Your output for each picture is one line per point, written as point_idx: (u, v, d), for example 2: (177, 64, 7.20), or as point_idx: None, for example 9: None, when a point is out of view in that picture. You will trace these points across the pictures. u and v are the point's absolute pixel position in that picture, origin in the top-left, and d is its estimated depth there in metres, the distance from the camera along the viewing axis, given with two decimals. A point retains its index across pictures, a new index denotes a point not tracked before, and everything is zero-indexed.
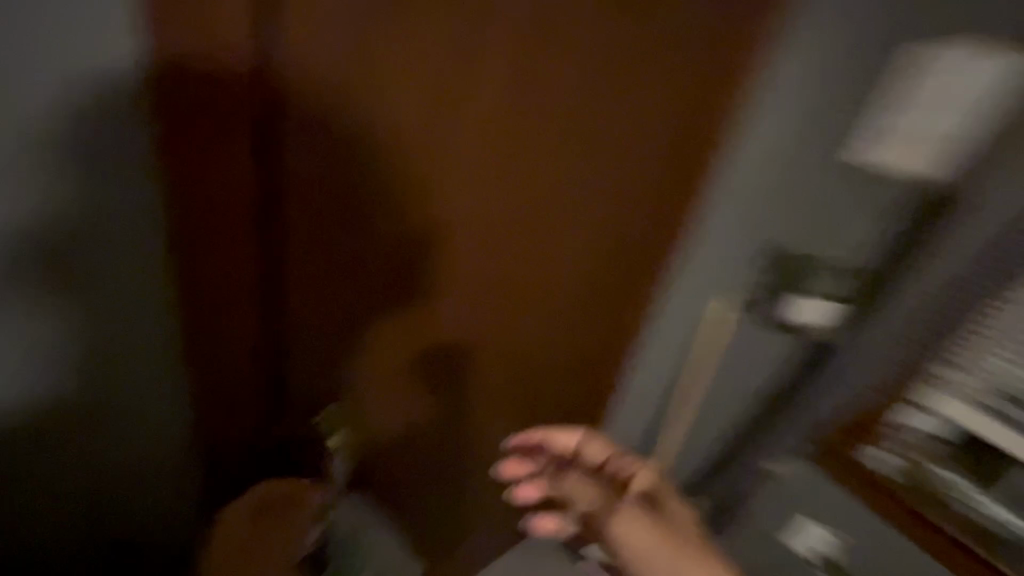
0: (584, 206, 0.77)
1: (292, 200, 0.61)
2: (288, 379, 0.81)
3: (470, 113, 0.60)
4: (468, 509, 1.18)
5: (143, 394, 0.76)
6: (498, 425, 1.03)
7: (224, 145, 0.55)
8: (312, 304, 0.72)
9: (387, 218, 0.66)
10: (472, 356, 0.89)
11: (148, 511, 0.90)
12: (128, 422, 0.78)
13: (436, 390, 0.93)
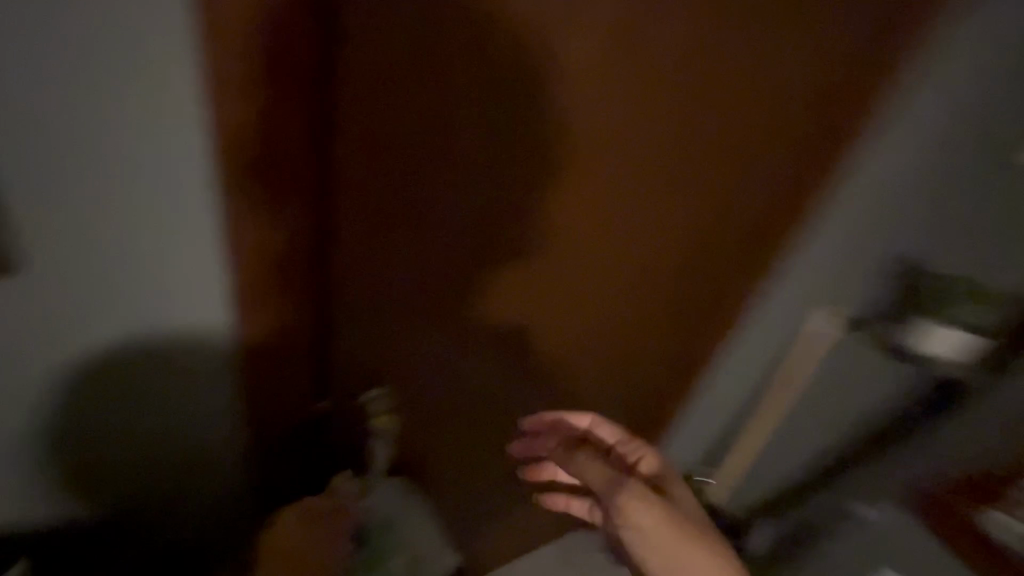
0: (702, 231, 0.64)
1: (349, 233, 0.51)
2: (339, 415, 0.71)
3: (589, 139, 0.50)
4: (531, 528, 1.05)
5: (197, 441, 0.66)
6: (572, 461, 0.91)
7: (269, 176, 0.43)
8: (372, 335, 0.62)
9: (465, 260, 0.55)
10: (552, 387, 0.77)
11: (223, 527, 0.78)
12: (177, 461, 0.68)
13: (514, 432, 0.81)
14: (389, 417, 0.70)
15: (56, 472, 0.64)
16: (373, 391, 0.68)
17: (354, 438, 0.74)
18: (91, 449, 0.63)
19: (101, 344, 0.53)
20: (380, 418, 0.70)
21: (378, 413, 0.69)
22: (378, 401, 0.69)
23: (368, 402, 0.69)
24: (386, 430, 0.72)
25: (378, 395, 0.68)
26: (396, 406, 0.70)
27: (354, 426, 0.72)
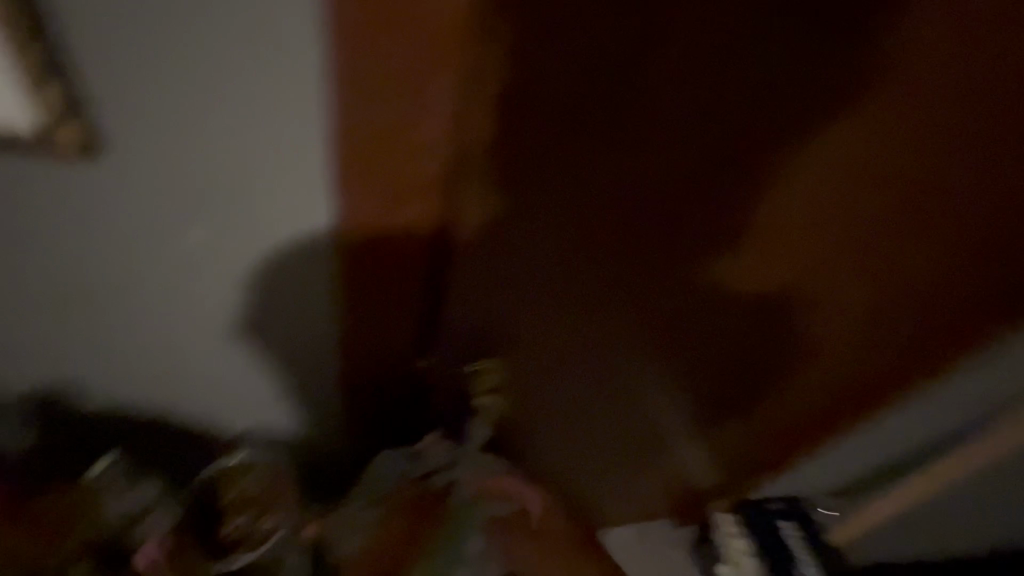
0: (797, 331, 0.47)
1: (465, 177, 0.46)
2: (430, 368, 0.64)
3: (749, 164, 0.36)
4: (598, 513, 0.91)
5: (271, 355, 0.63)
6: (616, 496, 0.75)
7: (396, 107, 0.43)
8: (474, 292, 0.54)
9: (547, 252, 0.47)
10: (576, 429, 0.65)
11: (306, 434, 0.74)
12: (245, 376, 0.66)
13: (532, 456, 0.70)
14: (494, 399, 0.63)
15: (122, 390, 0.66)
16: (480, 360, 0.60)
17: (454, 404, 0.67)
18: (149, 378, 0.65)
19: (192, 258, 0.54)
20: (484, 398, 0.63)
21: (485, 391, 0.63)
22: (486, 376, 0.61)
23: (476, 375, 0.61)
24: (493, 411, 0.65)
25: (485, 366, 0.60)
26: (507, 387, 0.63)
27: (459, 401, 0.66)
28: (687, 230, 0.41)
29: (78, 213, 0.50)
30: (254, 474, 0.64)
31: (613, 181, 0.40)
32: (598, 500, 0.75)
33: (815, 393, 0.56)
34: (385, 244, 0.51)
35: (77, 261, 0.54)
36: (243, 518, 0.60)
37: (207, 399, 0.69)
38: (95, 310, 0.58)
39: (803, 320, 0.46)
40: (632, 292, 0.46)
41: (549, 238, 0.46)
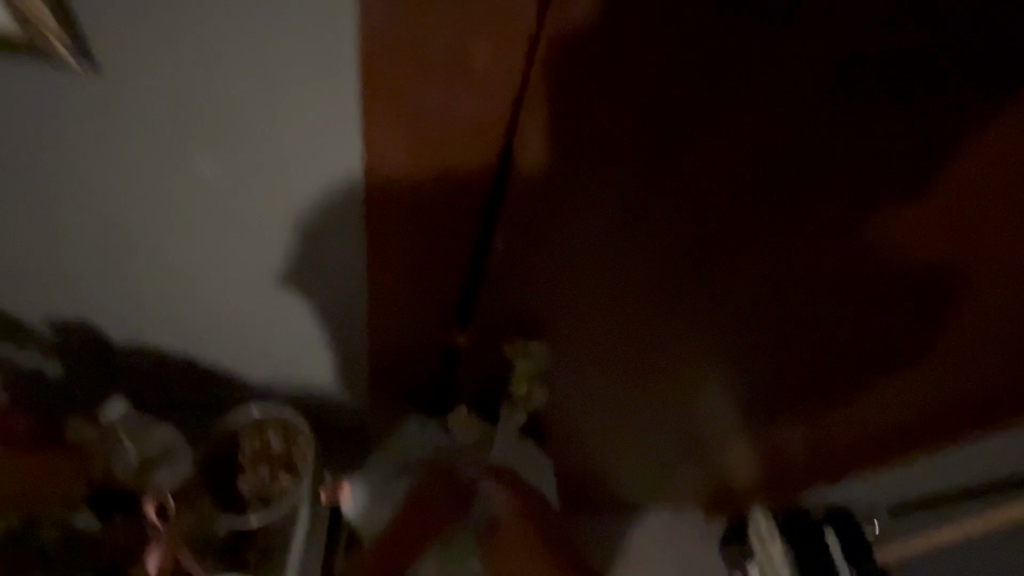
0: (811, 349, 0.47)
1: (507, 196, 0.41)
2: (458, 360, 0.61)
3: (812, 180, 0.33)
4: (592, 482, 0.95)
5: (288, 326, 0.63)
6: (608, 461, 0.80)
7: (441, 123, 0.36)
8: (509, 299, 0.51)
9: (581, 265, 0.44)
10: (596, 412, 0.66)
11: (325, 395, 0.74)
12: (259, 343, 0.66)
13: (548, 430, 0.72)
14: (527, 387, 0.61)
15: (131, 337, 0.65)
16: (519, 339, 0.56)
17: (486, 383, 0.66)
18: (161, 332, 0.64)
19: (224, 219, 0.50)
20: (518, 381, 0.62)
21: (519, 378, 0.60)
22: (521, 362, 0.58)
23: (513, 361, 0.59)
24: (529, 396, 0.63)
25: (524, 352, 0.57)
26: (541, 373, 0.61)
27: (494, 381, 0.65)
28: (748, 265, 0.39)
29: (104, 152, 0.45)
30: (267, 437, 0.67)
31: (679, 210, 0.37)
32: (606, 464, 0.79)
33: (837, 409, 0.57)
34: (394, 227, 0.45)
35: (106, 203, 0.50)
36: (261, 472, 0.66)
37: (239, 354, 0.67)
38: (126, 253, 0.55)
39: (835, 336, 0.45)
40: (680, 309, 0.45)
41: (592, 259, 0.43)
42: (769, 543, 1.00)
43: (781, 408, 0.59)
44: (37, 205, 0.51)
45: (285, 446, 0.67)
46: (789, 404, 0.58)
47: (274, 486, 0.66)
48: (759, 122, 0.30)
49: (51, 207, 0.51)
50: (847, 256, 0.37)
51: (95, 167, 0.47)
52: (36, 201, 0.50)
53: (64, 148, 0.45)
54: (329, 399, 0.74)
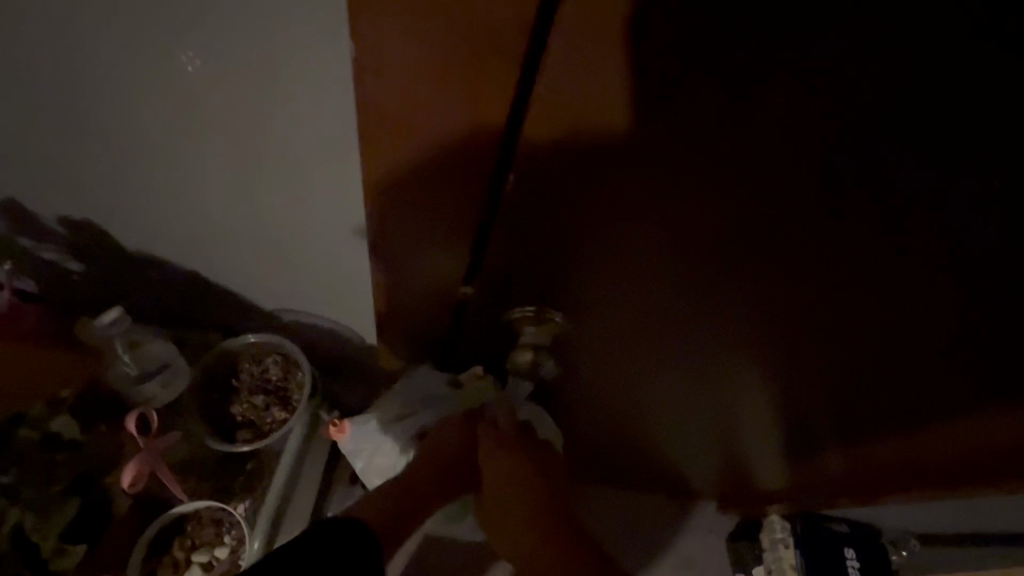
0: (825, 317, 0.46)
1: (503, 153, 0.37)
2: (468, 320, 0.58)
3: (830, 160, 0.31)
4: (602, 456, 0.94)
5: (299, 251, 0.63)
6: (623, 423, 0.79)
7: (421, 87, 0.33)
8: (524, 260, 0.47)
9: (594, 212, 0.41)
10: (614, 371, 0.65)
11: (339, 325, 0.75)
12: (269, 265, 0.67)
13: (565, 391, 0.70)
14: (533, 356, 0.59)
15: (145, 253, 0.68)
16: (528, 307, 0.53)
17: (488, 347, 0.64)
18: (173, 247, 0.66)
19: (237, 147, 0.51)
20: (521, 351, 0.59)
21: (527, 346, 0.58)
22: (531, 330, 0.56)
23: (521, 329, 0.56)
24: (543, 368, 0.61)
25: (535, 321, 0.55)
26: (548, 344, 0.59)
27: (498, 344, 0.62)
28: (760, 229, 0.38)
29: (117, 70, 0.45)
30: (269, 363, 0.76)
31: (684, 161, 0.34)
32: (621, 423, 0.79)
33: (841, 386, 0.57)
34: (388, 193, 0.42)
35: (120, 122, 0.51)
36: (259, 399, 0.76)
37: (250, 281, 0.70)
38: (139, 173, 0.56)
39: (861, 300, 0.43)
40: (684, 271, 0.45)
41: (610, 207, 0.40)
42: (784, 550, 0.95)
43: (773, 384, 0.59)
44: (51, 117, 0.51)
45: (284, 375, 0.76)
46: (785, 379, 0.58)
47: (268, 412, 0.76)
48: (784, 99, 0.29)
49: (65, 120, 0.51)
50: (870, 226, 0.36)
51: (109, 85, 0.47)
52: (51, 114, 0.51)
53: (64, 57, 0.45)
54: (339, 326, 0.76)
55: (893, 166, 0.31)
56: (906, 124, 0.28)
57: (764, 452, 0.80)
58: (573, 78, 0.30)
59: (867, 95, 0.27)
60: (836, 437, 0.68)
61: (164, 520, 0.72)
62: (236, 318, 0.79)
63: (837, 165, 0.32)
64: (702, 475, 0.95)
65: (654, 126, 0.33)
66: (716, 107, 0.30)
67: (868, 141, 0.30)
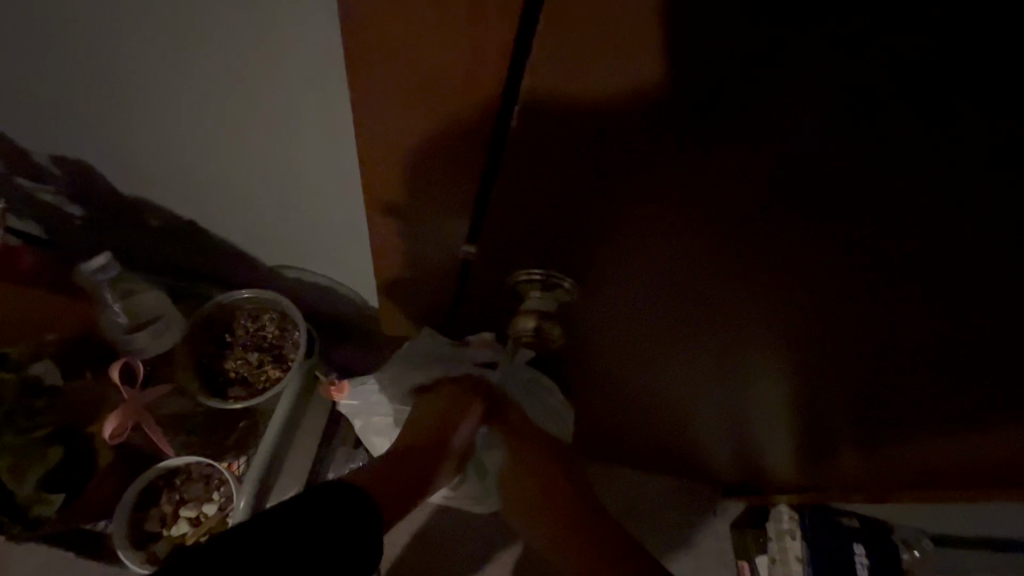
0: (849, 298, 0.43)
1: (504, 109, 0.34)
2: (471, 286, 0.56)
3: (862, 119, 0.28)
4: (608, 436, 0.92)
5: (298, 210, 0.61)
6: (629, 402, 0.77)
7: (408, 27, 0.30)
8: (532, 226, 0.44)
9: (606, 180, 0.38)
10: (623, 348, 0.62)
11: (342, 286, 0.74)
12: (268, 223, 0.65)
13: (571, 365, 0.68)
14: (537, 324, 0.56)
15: (147, 203, 0.67)
16: (535, 272, 0.50)
17: (490, 315, 0.61)
18: (174, 200, 0.65)
19: (227, 100, 0.48)
20: (526, 316, 0.55)
21: (530, 312, 0.55)
22: (537, 295, 0.53)
23: (526, 294, 0.53)
24: (549, 336, 0.57)
25: (541, 286, 0.52)
26: (553, 312, 0.55)
27: (501, 312, 0.59)
28: (788, 192, 0.34)
29: (97, 16, 0.43)
30: (266, 320, 0.77)
31: (699, 123, 0.31)
32: (629, 400, 0.76)
33: (867, 375, 0.53)
34: (379, 149, 0.39)
35: (105, 68, 0.48)
36: (253, 356, 0.77)
37: (252, 236, 0.69)
38: (132, 122, 0.54)
39: (890, 282, 0.40)
40: (704, 238, 0.41)
41: (621, 175, 0.37)
42: (789, 542, 0.93)
43: (788, 367, 0.56)
44: (35, 62, 0.49)
45: (279, 332, 0.77)
46: (804, 363, 0.54)
47: (261, 369, 0.76)
48: (812, 47, 0.26)
49: (51, 70, 0.50)
50: (912, 196, 0.32)
51: (90, 34, 0.45)
52: (38, 63, 0.49)
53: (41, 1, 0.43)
54: (340, 288, 0.74)
55: (947, 123, 0.27)
56: (966, 76, 0.25)
57: (776, 440, 0.77)
58: (579, 19, 0.27)
59: (925, 39, 0.24)
60: (857, 429, 0.65)
61: (154, 474, 0.74)
62: (241, 273, 0.78)
63: (880, 121, 0.28)
64: (710, 460, 0.92)
65: (674, 73, 0.29)
66: (734, 56, 0.27)
67: (919, 96, 0.26)
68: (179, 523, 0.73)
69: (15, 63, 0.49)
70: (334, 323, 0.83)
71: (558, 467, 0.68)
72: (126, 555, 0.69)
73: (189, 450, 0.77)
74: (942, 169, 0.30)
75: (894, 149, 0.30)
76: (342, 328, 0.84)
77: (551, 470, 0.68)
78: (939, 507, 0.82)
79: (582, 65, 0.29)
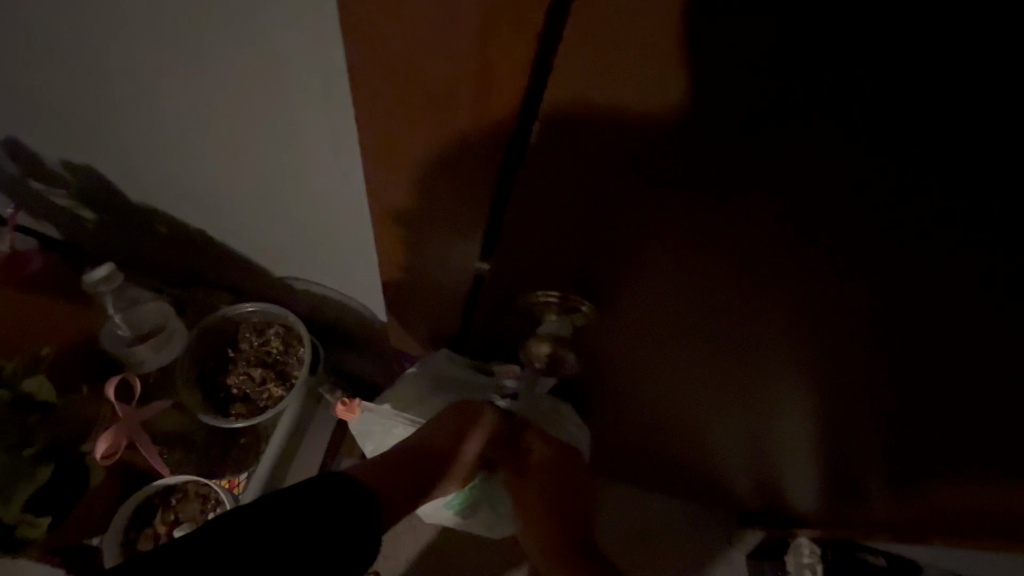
0: (882, 336, 0.40)
1: (513, 131, 0.32)
2: (483, 305, 0.54)
3: (888, 157, 0.27)
4: (623, 459, 0.89)
5: (304, 226, 0.61)
6: (647, 426, 0.74)
7: (408, 58, 0.28)
8: (549, 246, 0.42)
9: (619, 206, 0.36)
10: (642, 374, 0.60)
11: (350, 301, 0.73)
12: (276, 237, 0.65)
13: (589, 387, 0.65)
14: (551, 349, 0.52)
15: (160, 212, 0.68)
16: (552, 294, 0.48)
17: (497, 335, 0.59)
18: (185, 209, 0.66)
19: (233, 117, 0.48)
20: (539, 341, 0.52)
21: (545, 337, 0.52)
22: (554, 318, 0.50)
23: (542, 316, 0.51)
24: (562, 364, 0.55)
25: (558, 309, 0.49)
26: (568, 337, 0.53)
27: (509, 333, 0.58)
28: (812, 228, 0.32)
29: (108, 33, 0.43)
30: (271, 333, 0.77)
31: (712, 156, 0.30)
32: (648, 424, 0.73)
33: (898, 415, 0.49)
34: (382, 173, 0.37)
35: (111, 74, 0.47)
36: (258, 373, 0.76)
37: (259, 247, 0.68)
38: (140, 130, 0.54)
39: (924, 320, 0.37)
40: (724, 269, 0.39)
41: (637, 203, 0.35)
42: None
43: (812, 402, 0.53)
44: (45, 65, 0.49)
45: (285, 347, 0.77)
46: (829, 399, 0.51)
47: (262, 387, 0.75)
48: (832, 82, 0.24)
49: (66, 83, 0.50)
50: (949, 237, 0.30)
51: (101, 50, 0.45)
52: (53, 76, 0.50)
53: (55, 19, 0.43)
54: (349, 302, 0.73)
55: (990, 166, 0.25)
56: (1011, 118, 0.23)
57: (801, 473, 0.73)
58: (596, 47, 0.26)
59: (970, 75, 0.22)
60: (884, 468, 0.61)
61: (145, 493, 0.74)
62: (251, 284, 0.78)
63: (913, 159, 0.26)
64: (728, 488, 0.89)
65: (689, 106, 0.27)
66: (746, 90, 0.26)
67: (959, 136, 0.24)
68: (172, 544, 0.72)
69: (27, 67, 0.49)
70: (344, 334, 0.82)
71: (566, 492, 0.65)
72: None
73: (184, 467, 0.77)
74: (978, 213, 0.28)
75: (930, 190, 0.27)
76: (351, 341, 0.83)
77: (558, 496, 0.65)
78: (979, 554, 0.76)
79: (594, 90, 0.28)
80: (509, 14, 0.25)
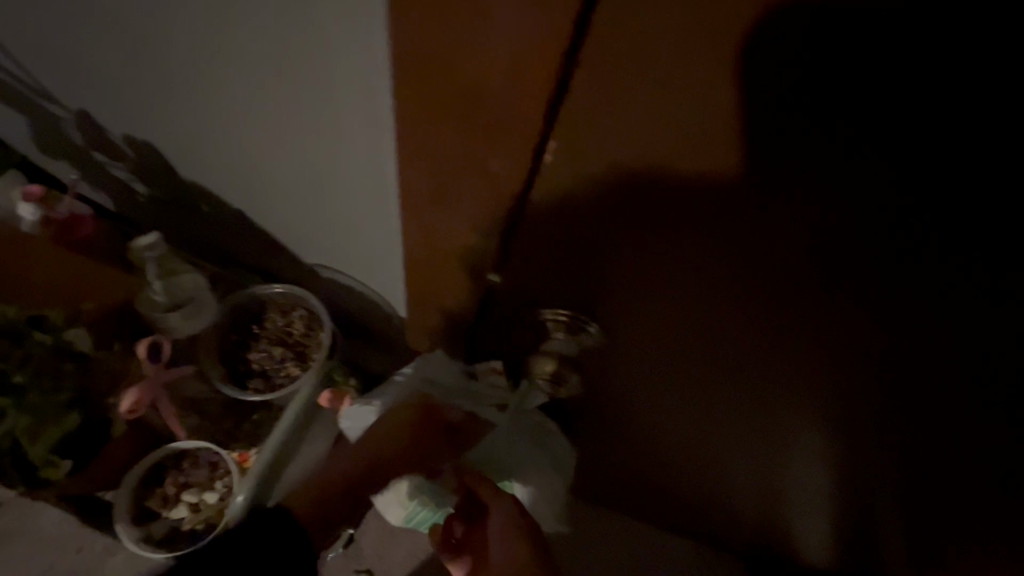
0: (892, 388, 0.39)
1: (532, 143, 0.33)
2: (491, 313, 0.54)
3: (899, 203, 0.27)
4: (624, 489, 0.87)
5: (335, 218, 0.63)
6: (650, 461, 0.72)
7: (443, 63, 0.30)
8: (562, 264, 0.43)
9: (635, 228, 0.36)
10: (645, 403, 0.59)
11: (371, 296, 0.75)
12: (309, 226, 0.68)
13: (594, 411, 0.64)
14: (555, 368, 0.53)
15: (203, 192, 0.72)
16: (561, 314, 0.48)
17: (506, 347, 0.60)
18: (227, 193, 0.69)
19: (277, 110, 0.51)
20: (543, 358, 0.53)
21: (549, 355, 0.53)
22: (561, 337, 0.51)
23: (549, 333, 0.51)
24: (564, 384, 0.55)
25: (566, 328, 0.50)
26: (573, 357, 0.53)
27: (516, 344, 0.58)
28: (821, 267, 0.32)
29: (176, 28, 0.48)
30: (295, 316, 0.80)
31: (721, 188, 0.31)
32: (653, 459, 0.71)
33: (900, 473, 0.48)
34: (407, 173, 0.39)
35: (176, 61, 0.51)
36: (277, 351, 0.79)
37: (295, 235, 0.71)
38: (194, 117, 0.58)
39: (941, 377, 0.36)
40: (733, 298, 0.39)
41: (647, 227, 0.36)
42: None
43: (821, 448, 0.51)
44: (118, 54, 0.54)
45: (305, 330, 0.80)
46: (839, 446, 0.49)
47: (282, 365, 0.78)
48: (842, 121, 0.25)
49: (133, 70, 0.55)
50: (961, 290, 0.29)
51: (168, 42, 0.50)
52: (124, 62, 0.55)
53: (132, 12, 0.48)
54: (372, 298, 0.75)
55: (986, 214, 0.25)
56: (999, 150, 0.23)
57: (811, 523, 0.70)
58: (597, 76, 0.28)
59: (975, 127, 0.22)
60: (897, 531, 0.58)
61: (162, 454, 0.79)
62: (282, 270, 0.82)
63: (925, 207, 0.26)
64: (732, 531, 0.86)
65: (707, 137, 0.28)
66: (757, 127, 0.26)
67: (951, 165, 0.24)
68: (178, 507, 0.76)
69: (102, 47, 0.54)
70: (365, 329, 0.84)
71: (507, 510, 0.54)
72: (126, 531, 0.73)
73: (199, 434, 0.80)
74: (991, 269, 0.27)
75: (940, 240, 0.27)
76: (371, 335, 0.85)
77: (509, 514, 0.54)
78: None
79: (615, 111, 0.29)
80: (527, 38, 0.27)
